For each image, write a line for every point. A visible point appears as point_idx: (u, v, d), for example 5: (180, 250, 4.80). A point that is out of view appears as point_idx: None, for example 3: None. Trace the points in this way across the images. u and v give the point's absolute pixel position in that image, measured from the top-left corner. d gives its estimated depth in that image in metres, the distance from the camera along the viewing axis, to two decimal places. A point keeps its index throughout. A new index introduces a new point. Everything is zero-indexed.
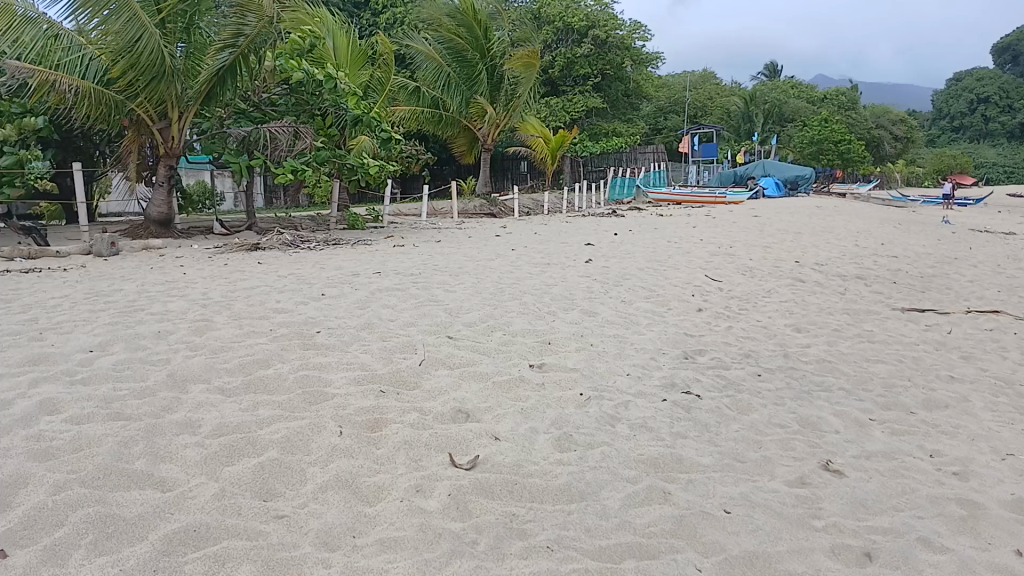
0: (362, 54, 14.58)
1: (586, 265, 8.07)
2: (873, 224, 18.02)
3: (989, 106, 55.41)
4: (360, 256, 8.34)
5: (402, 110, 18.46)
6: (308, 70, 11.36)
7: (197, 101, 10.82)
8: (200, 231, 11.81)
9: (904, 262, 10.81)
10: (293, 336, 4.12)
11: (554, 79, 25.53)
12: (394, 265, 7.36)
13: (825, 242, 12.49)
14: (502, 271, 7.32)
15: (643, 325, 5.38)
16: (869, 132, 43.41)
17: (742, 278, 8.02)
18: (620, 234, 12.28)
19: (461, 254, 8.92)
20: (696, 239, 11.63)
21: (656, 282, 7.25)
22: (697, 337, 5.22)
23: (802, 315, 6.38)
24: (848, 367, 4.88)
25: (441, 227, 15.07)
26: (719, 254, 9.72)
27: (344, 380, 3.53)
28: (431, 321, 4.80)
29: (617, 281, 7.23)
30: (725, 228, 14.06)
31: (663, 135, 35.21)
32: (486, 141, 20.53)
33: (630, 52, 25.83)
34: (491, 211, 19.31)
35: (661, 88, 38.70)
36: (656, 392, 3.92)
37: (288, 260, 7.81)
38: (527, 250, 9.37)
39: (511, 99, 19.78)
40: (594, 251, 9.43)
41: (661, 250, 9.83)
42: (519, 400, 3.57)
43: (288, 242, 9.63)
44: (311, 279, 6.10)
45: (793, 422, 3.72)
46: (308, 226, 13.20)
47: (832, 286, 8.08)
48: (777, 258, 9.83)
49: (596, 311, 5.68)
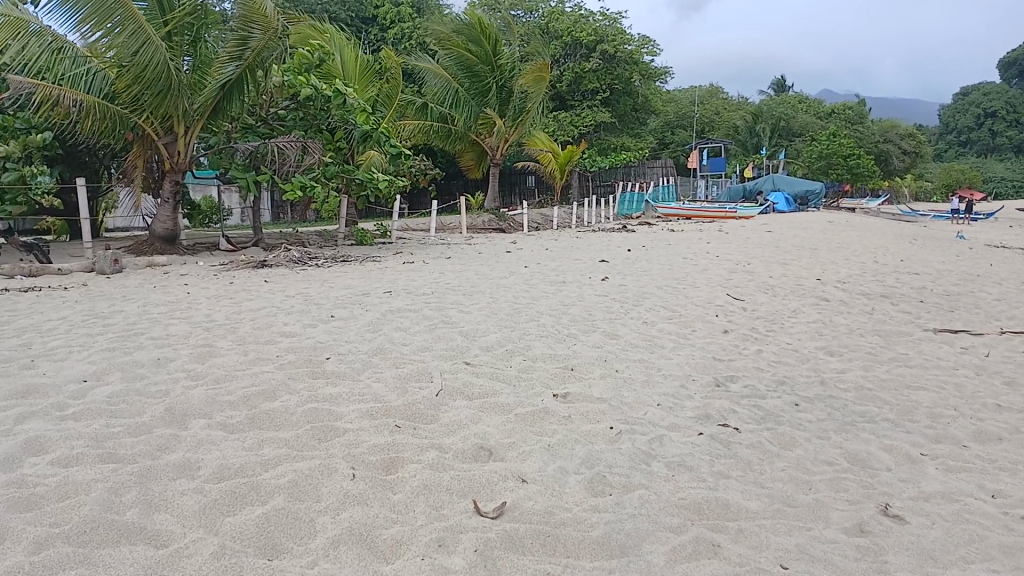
0: (371, 68, 14.36)
1: (603, 283, 7.82)
2: (888, 239, 17.74)
3: (996, 121, 55.16)
4: (369, 274, 8.11)
5: (409, 126, 18.24)
6: (316, 84, 11.15)
7: (204, 114, 10.65)
8: (206, 247, 11.59)
9: (925, 279, 10.55)
10: (302, 362, 3.86)
11: (563, 94, 25.37)
12: (405, 283, 7.12)
13: (842, 258, 12.24)
14: (516, 290, 7.07)
15: (669, 349, 5.11)
16: (877, 146, 43.21)
17: (764, 297, 7.76)
18: (633, 250, 12.05)
19: (473, 271, 8.68)
20: (711, 256, 11.40)
21: (676, 302, 6.99)
22: (726, 362, 4.96)
23: (832, 337, 6.10)
24: (889, 395, 4.60)
25: (451, 243, 14.84)
26: (737, 272, 9.46)
27: (357, 413, 3.26)
28: (447, 345, 4.54)
29: (637, 300, 6.97)
30: (739, 244, 13.80)
31: (671, 150, 35.04)
32: (494, 156, 20.34)
33: (639, 67, 25.67)
34: (499, 227, 19.09)
35: (668, 102, 38.57)
36: (691, 425, 3.66)
37: (296, 279, 7.57)
38: (540, 268, 9.14)
39: (520, 113, 19.57)
40: (608, 268, 9.19)
41: (677, 267, 9.59)
42: (546, 435, 3.30)
43: (296, 259, 9.38)
44: (320, 299, 5.86)
45: (841, 459, 3.44)
46: (316, 242, 12.99)
47: (857, 305, 7.82)
48: (797, 275, 9.56)
49: (619, 333, 5.42)
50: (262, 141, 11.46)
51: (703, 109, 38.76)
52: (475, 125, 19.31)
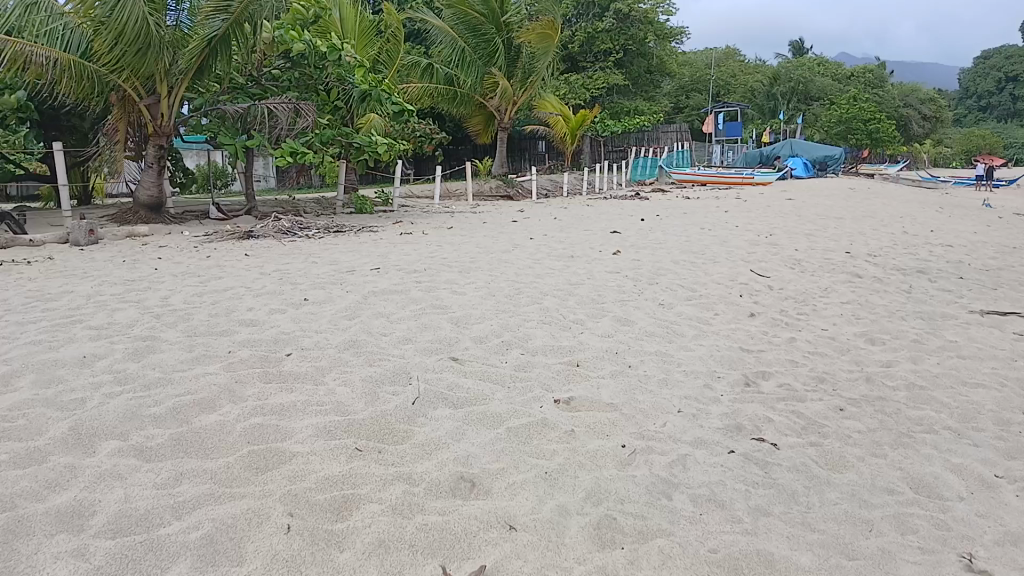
0: (371, 28, 13.56)
1: (615, 258, 7.18)
2: (913, 207, 16.93)
3: (1017, 85, 53.79)
4: (362, 246, 7.49)
5: (412, 88, 17.48)
6: (309, 40, 10.39)
7: (189, 73, 10.06)
8: (194, 216, 11.02)
9: (960, 252, 9.82)
10: (256, 361, 3.25)
11: (574, 55, 24.42)
12: (398, 258, 6.50)
13: (869, 229, 11.50)
14: (520, 265, 6.44)
15: (689, 339, 4.49)
16: (896, 111, 42.04)
17: (791, 273, 7.09)
18: (647, 220, 11.38)
19: (474, 243, 8.05)
20: (730, 226, 10.72)
21: (696, 280, 6.34)
22: (755, 354, 4.32)
23: (871, 322, 5.45)
24: (947, 396, 3.94)
25: (455, 212, 14.23)
26: (759, 244, 8.78)
27: (310, 431, 2.65)
28: (434, 336, 3.92)
29: (651, 277, 6.33)
30: (758, 213, 13.10)
31: (685, 114, 34.05)
32: (503, 120, 19.60)
33: (654, 27, 24.64)
34: (507, 193, 18.42)
35: (683, 65, 37.44)
36: (719, 441, 3.04)
37: (280, 252, 6.96)
38: (547, 240, 8.50)
39: (529, 74, 18.71)
40: (621, 240, 8.53)
41: (694, 239, 8.92)
42: (543, 458, 2.68)
43: (286, 230, 8.75)
44: (299, 277, 5.25)
45: (904, 486, 2.81)
46: (313, 210, 12.42)
47: (892, 283, 7.14)
48: (824, 248, 8.88)
49: (632, 319, 4.80)
50: (251, 103, 10.88)
51: (719, 71, 37.61)
52: (482, 86, 18.53)
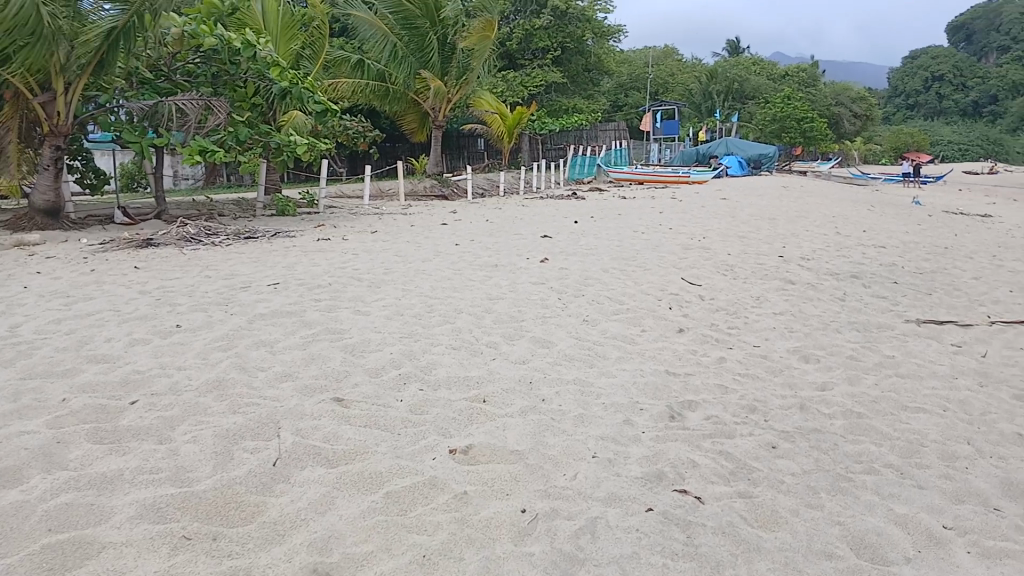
0: (296, 21, 12.85)
1: (542, 266, 6.78)
2: (846, 206, 17.01)
3: (942, 84, 55.59)
4: (269, 256, 6.97)
5: (341, 84, 16.87)
6: (222, 34, 9.69)
7: (88, 69, 9.27)
8: (97, 221, 10.29)
9: (893, 253, 9.72)
10: (90, 415, 2.84)
11: (511, 52, 23.99)
12: (304, 270, 5.99)
13: (802, 230, 11.37)
14: (437, 277, 6.00)
15: (611, 362, 4.10)
16: (829, 109, 42.86)
17: (723, 281, 6.80)
18: (580, 222, 11.04)
19: (393, 251, 7.59)
20: (664, 228, 10.47)
21: (624, 291, 5.98)
22: (683, 379, 3.95)
23: (806, 336, 5.16)
24: (887, 425, 3.63)
25: (384, 213, 13.71)
26: (692, 249, 8.49)
27: (132, 514, 2.19)
28: (320, 370, 3.45)
29: (577, 288, 5.95)
30: (693, 214, 12.91)
31: (623, 112, 34.05)
32: (437, 118, 18.97)
33: (591, 24, 24.36)
34: (441, 193, 17.94)
35: (621, 63, 37.39)
36: (635, 494, 2.64)
37: (176, 266, 6.37)
38: (473, 246, 8.07)
39: (464, 72, 18.24)
40: (551, 246, 8.15)
41: (626, 243, 8.61)
42: (423, 534, 2.24)
43: (189, 237, 8.22)
44: (182, 297, 4.72)
45: (844, 548, 2.44)
46: (230, 213, 11.87)
47: (826, 289, 6.91)
48: (757, 252, 8.66)
49: (550, 340, 4.38)
50: (158, 98, 10.18)
51: (656, 70, 37.68)
52: (414, 83, 17.99)
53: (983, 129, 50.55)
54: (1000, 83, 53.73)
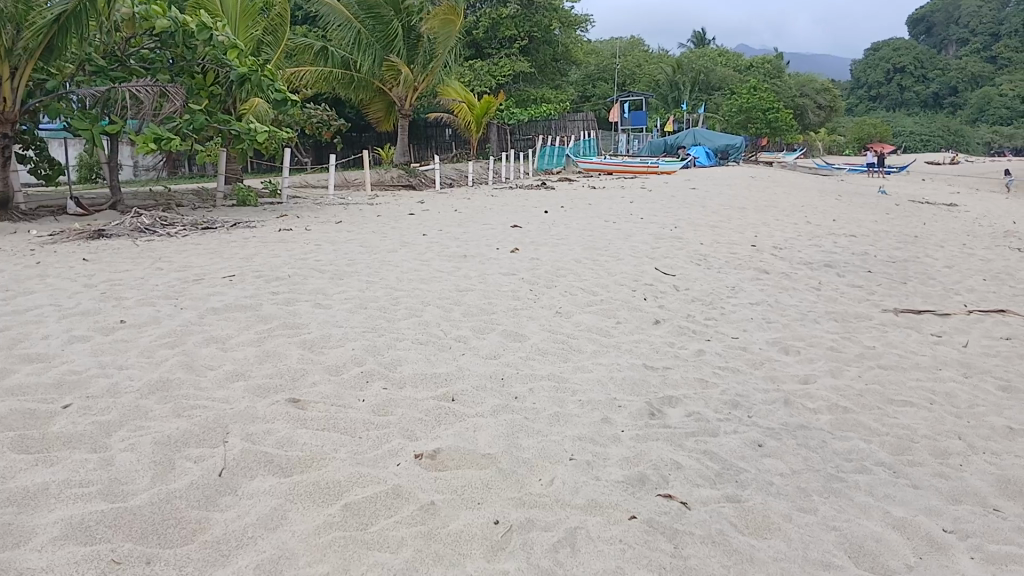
0: (257, 7, 12.47)
1: (512, 257, 6.56)
2: (814, 196, 17.03)
3: (903, 76, 56.36)
4: (228, 247, 6.67)
5: (304, 72, 16.48)
6: (175, 17, 9.44)
7: (37, 52, 8.79)
8: (49, 211, 9.87)
9: (864, 243, 9.66)
10: (14, 424, 2.55)
11: (478, 41, 23.68)
12: (263, 261, 5.72)
13: (773, 220, 11.28)
14: (403, 268, 5.76)
15: (586, 356, 3.90)
16: (794, 101, 43.20)
17: (698, 270, 6.64)
18: (549, 213, 10.88)
19: (358, 241, 7.34)
20: (634, 218, 10.33)
21: (597, 281, 5.79)
22: (662, 373, 3.76)
23: (784, 326, 5.01)
24: (874, 420, 3.48)
25: (350, 203, 13.41)
26: (665, 239, 8.34)
27: (53, 536, 1.94)
28: (275, 370, 3.20)
29: (549, 279, 5.75)
30: (664, 204, 12.79)
31: (591, 102, 33.95)
32: (403, 106, 18.64)
33: (559, 13, 24.13)
34: (408, 183, 17.65)
35: (589, 53, 37.23)
36: (616, 501, 2.44)
37: (127, 258, 6.05)
38: (441, 236, 7.83)
39: (430, 60, 17.91)
40: (521, 236, 7.94)
41: (597, 233, 8.44)
42: (385, 551, 2.02)
43: (143, 227, 7.89)
44: (131, 291, 4.44)
45: (843, 557, 2.26)
46: (189, 204, 11.52)
47: (802, 279, 6.79)
48: (730, 241, 8.55)
49: (522, 333, 4.17)
50: (110, 83, 9.75)
51: (624, 60, 37.59)
52: (380, 72, 17.63)
53: (943, 120, 51.29)
54: (959, 75, 54.56)
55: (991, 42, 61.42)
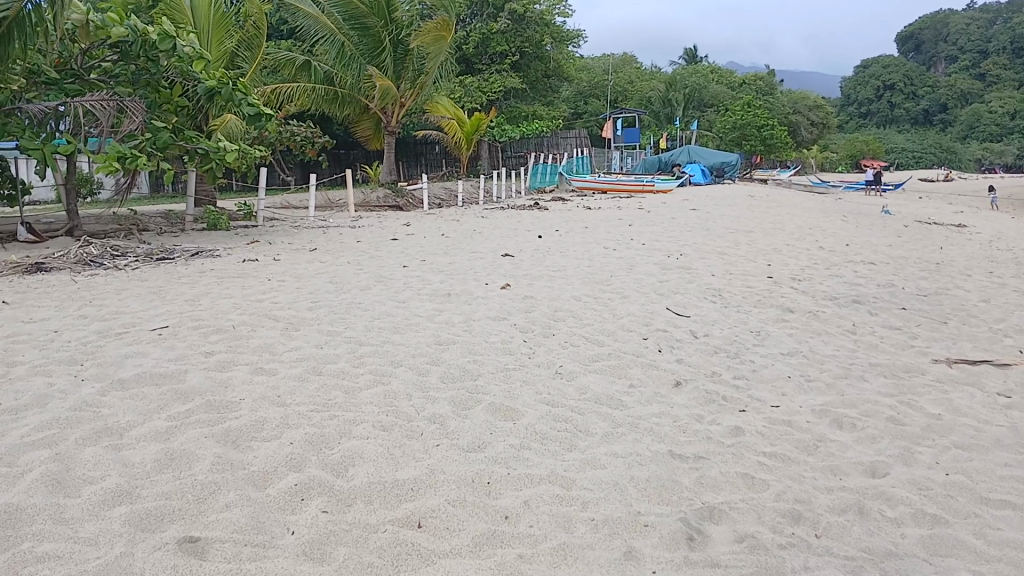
0: (231, 18, 11.73)
1: (502, 295, 5.73)
2: (818, 216, 16.29)
3: (894, 93, 56.08)
4: (177, 286, 5.82)
5: (285, 88, 15.74)
6: (134, 24, 8.65)
7: None
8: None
9: (886, 271, 8.89)
10: None
11: (469, 56, 22.98)
12: (210, 307, 4.86)
13: (783, 245, 10.51)
14: (376, 312, 4.90)
15: (596, 440, 3.06)
16: (787, 118, 42.69)
17: (715, 310, 5.81)
18: (544, 238, 10.09)
19: (329, 274, 6.51)
20: (635, 244, 9.53)
21: (601, 327, 4.96)
22: (695, 465, 2.91)
23: (830, 388, 4.18)
24: (976, 537, 2.64)
25: (330, 226, 12.58)
26: (672, 270, 7.53)
27: None
28: (176, 485, 2.34)
29: (546, 326, 4.90)
30: (664, 227, 12.02)
31: (584, 119, 33.33)
32: (390, 123, 17.85)
33: (551, 29, 23.46)
34: (395, 203, 16.83)
35: (581, 70, 36.63)
36: None
37: (54, 299, 5.18)
38: (423, 266, 7.01)
39: (419, 75, 17.18)
40: (513, 267, 7.13)
41: (597, 263, 7.63)
42: None
43: (90, 258, 7.03)
44: (30, 353, 3.58)
45: None
46: (157, 229, 10.69)
47: (831, 318, 5.97)
48: (744, 272, 7.74)
49: (514, 407, 3.32)
50: (63, 98, 8.89)
51: (616, 77, 36.99)
52: (363, 86, 16.88)
53: (936, 136, 50.96)
54: (950, 92, 54.35)
55: (981, 59, 61.33)
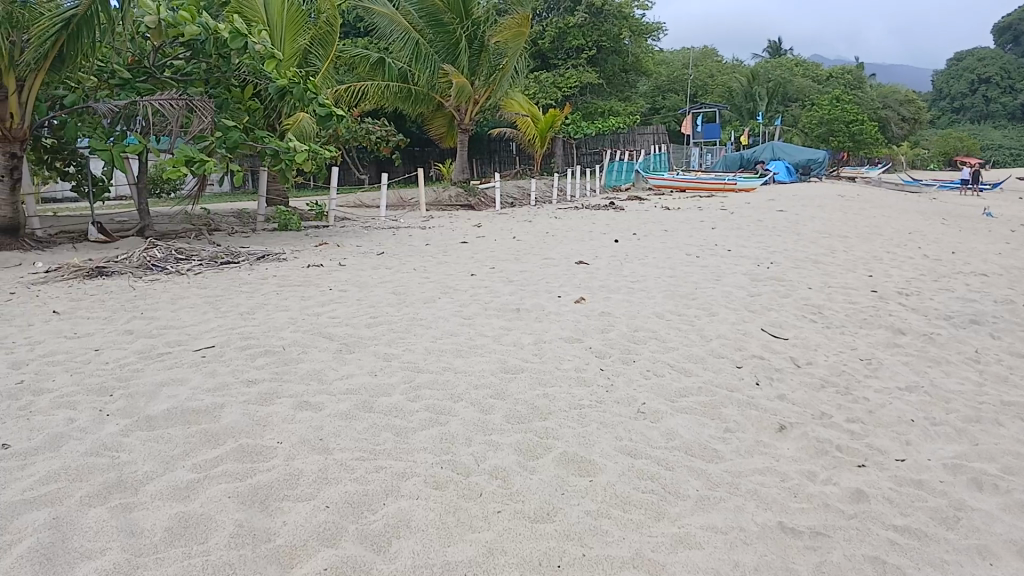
0: (305, 15, 11.55)
1: (578, 311, 5.27)
2: (915, 218, 15.23)
3: (991, 87, 53.11)
4: (235, 295, 5.56)
5: (359, 86, 15.58)
6: (205, 22, 8.52)
7: (45, 62, 7.80)
8: (70, 238, 8.94)
9: (1002, 284, 8.06)
10: None
11: (545, 52, 22.52)
12: (264, 322, 4.55)
13: (882, 252, 9.71)
14: (440, 330, 4.50)
15: (689, 507, 2.56)
16: (876, 113, 40.78)
17: (816, 333, 5.20)
18: (621, 241, 9.57)
19: (393, 283, 6.16)
20: (719, 250, 8.92)
21: (688, 352, 4.45)
22: (812, 546, 2.39)
23: (961, 436, 3.57)
24: None
25: (401, 226, 12.32)
26: (763, 282, 6.92)
27: None
28: (183, 568, 1.95)
29: (626, 350, 4.41)
30: (749, 230, 11.33)
31: (662, 115, 32.47)
32: (464, 120, 17.49)
33: (630, 23, 22.77)
34: (468, 202, 16.52)
35: (659, 64, 35.75)
36: None
37: (108, 309, 4.97)
38: (493, 275, 6.61)
39: (494, 71, 16.85)
40: (589, 277, 6.66)
41: (680, 273, 7.09)
42: None
43: (154, 262, 6.86)
44: (63, 378, 3.30)
45: None
46: (227, 229, 10.59)
47: (949, 342, 5.30)
48: (842, 285, 7.07)
49: (590, 458, 2.84)
50: (134, 98, 8.80)
51: (696, 72, 35.95)
52: (438, 83, 16.55)
53: None
54: None
55: None
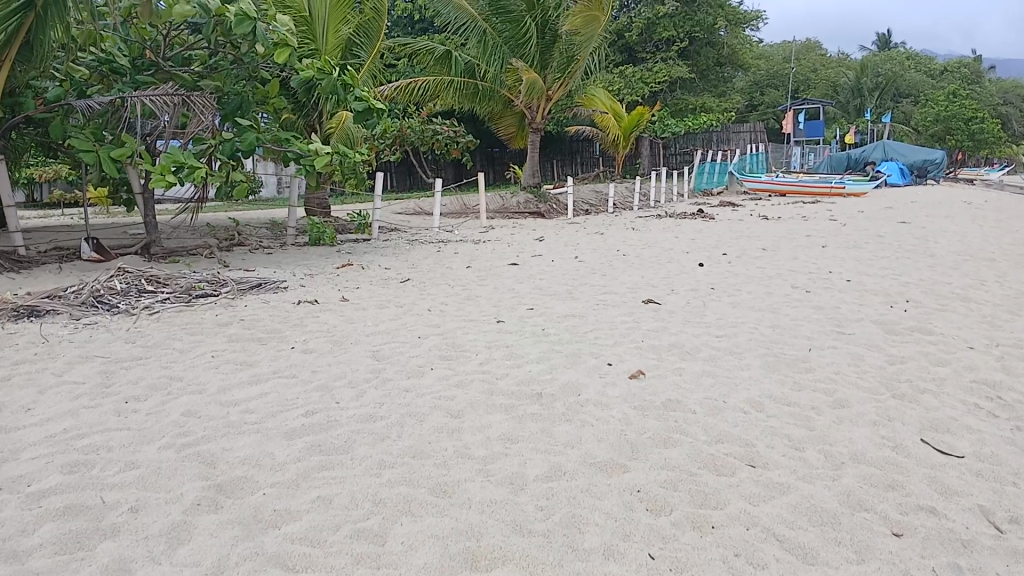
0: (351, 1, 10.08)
1: (631, 398, 3.52)
2: None
3: None
4: (160, 353, 4.07)
5: (419, 82, 14.10)
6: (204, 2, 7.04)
7: (12, 43, 6.66)
8: (63, 256, 7.77)
9: None
10: None
11: (631, 45, 20.63)
12: (139, 421, 3.00)
13: None
14: (398, 444, 2.83)
15: None
16: (997, 109, 36.97)
17: (1009, 449, 3.29)
18: (705, 266, 7.74)
19: (385, 335, 4.56)
20: (833, 281, 6.99)
21: (807, 500, 2.64)
22: None
23: None
24: None
25: (451, 238, 10.80)
26: (901, 338, 4.97)
27: None
28: None
29: (699, 492, 2.63)
30: (867, 249, 9.25)
31: (759, 113, 30.05)
32: (536, 118, 15.62)
33: (725, 11, 20.58)
34: (538, 209, 14.89)
35: (758, 57, 33.25)
36: None
37: None
38: (525, 324, 4.93)
39: (570, 61, 14.74)
40: (656, 328, 4.89)
41: (784, 322, 5.22)
42: None
43: (106, 295, 5.50)
44: None
45: None
46: (253, 243, 9.27)
47: None
48: (1015, 342, 5.07)
49: None
50: (121, 93, 7.51)
51: (797, 66, 33.23)
52: (506, 79, 14.82)
53: None
54: None
55: None
